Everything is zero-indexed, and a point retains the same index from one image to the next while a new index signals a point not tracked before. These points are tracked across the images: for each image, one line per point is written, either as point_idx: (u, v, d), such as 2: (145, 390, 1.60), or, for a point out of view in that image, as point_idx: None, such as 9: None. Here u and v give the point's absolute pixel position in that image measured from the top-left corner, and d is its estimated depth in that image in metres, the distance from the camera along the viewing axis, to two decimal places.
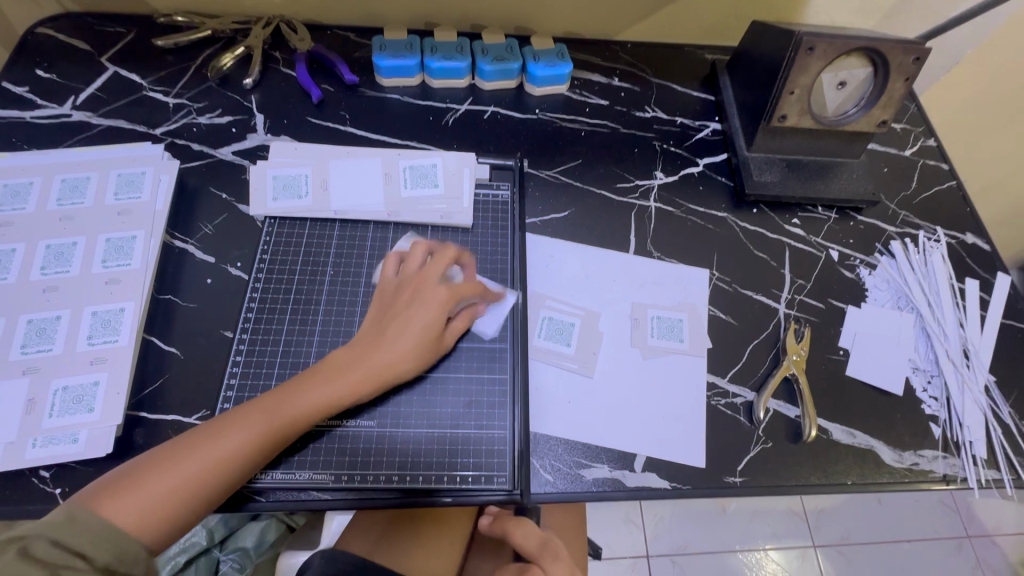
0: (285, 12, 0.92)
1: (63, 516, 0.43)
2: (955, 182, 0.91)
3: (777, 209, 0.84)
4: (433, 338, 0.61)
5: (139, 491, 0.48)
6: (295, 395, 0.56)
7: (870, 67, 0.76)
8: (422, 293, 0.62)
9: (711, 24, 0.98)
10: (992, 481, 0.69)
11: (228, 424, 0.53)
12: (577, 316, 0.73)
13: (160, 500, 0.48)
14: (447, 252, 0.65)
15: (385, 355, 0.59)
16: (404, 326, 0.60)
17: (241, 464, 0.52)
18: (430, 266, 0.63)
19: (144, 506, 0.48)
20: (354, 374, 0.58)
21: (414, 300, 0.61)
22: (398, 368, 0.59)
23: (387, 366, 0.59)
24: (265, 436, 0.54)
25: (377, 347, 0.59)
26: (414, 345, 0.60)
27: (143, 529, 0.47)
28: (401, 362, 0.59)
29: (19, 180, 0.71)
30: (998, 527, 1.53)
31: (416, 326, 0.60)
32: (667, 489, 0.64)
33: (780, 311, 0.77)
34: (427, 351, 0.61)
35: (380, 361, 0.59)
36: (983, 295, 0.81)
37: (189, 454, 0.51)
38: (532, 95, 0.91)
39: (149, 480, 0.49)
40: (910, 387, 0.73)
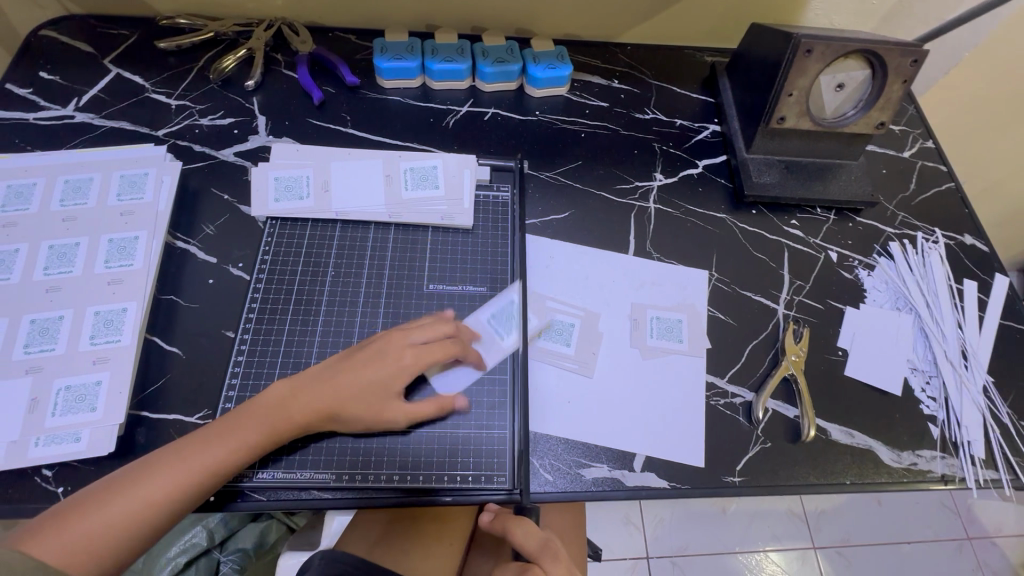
0: (287, 14, 0.93)
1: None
2: (953, 183, 0.91)
3: (776, 211, 0.85)
4: (383, 395, 0.59)
5: (72, 528, 0.49)
6: (234, 432, 0.56)
7: (868, 69, 0.76)
8: (386, 349, 0.61)
9: (710, 26, 0.99)
10: (990, 480, 0.69)
11: (167, 457, 0.54)
12: (577, 317, 0.73)
13: (91, 536, 0.50)
14: (441, 325, 0.64)
15: (326, 400, 0.58)
16: (354, 374, 0.59)
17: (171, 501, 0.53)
18: (415, 334, 0.62)
19: (74, 543, 0.49)
20: (292, 416, 0.57)
21: (374, 351, 0.61)
22: (337, 414, 0.58)
23: (327, 409, 0.58)
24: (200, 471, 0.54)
25: (321, 389, 0.58)
26: (358, 395, 0.58)
27: (72, 565, 0.49)
28: (341, 409, 0.58)
29: (22, 181, 0.71)
30: (998, 529, 1.53)
31: (365, 379, 0.59)
32: (666, 488, 0.65)
33: (779, 311, 0.77)
34: (370, 407, 0.59)
35: (319, 404, 0.58)
36: (981, 296, 0.81)
37: (126, 487, 0.52)
38: (532, 97, 0.91)
39: (85, 514, 0.50)
40: (909, 387, 0.73)
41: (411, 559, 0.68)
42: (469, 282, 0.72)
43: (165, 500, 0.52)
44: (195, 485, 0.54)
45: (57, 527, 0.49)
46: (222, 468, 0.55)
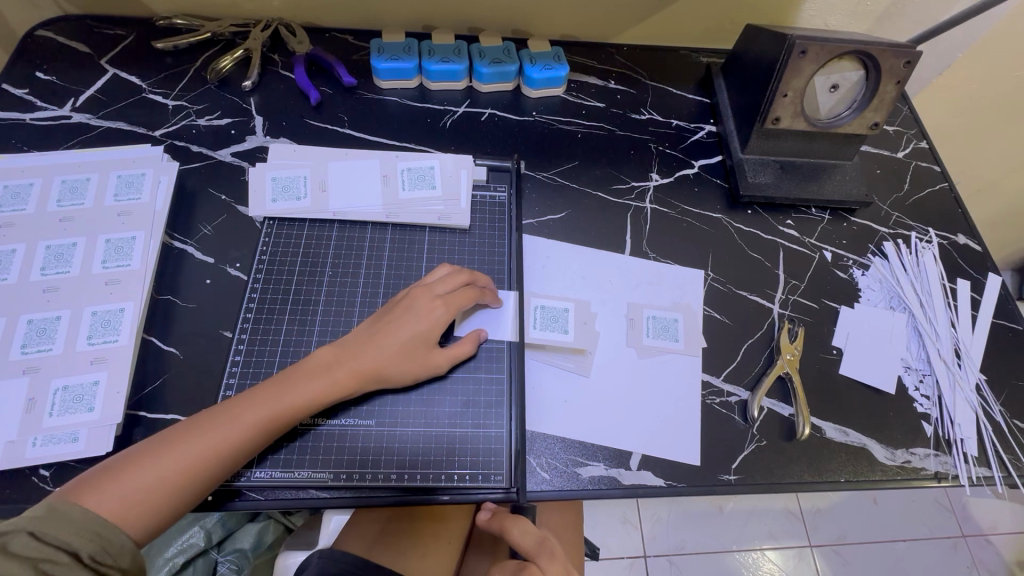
0: (284, 15, 0.93)
1: (45, 508, 0.45)
2: (947, 183, 0.92)
3: (771, 211, 0.85)
4: (422, 347, 0.62)
5: (125, 483, 0.50)
6: (280, 391, 0.58)
7: (862, 70, 0.77)
8: (418, 306, 0.64)
9: (706, 27, 0.99)
10: (983, 478, 0.70)
11: (214, 418, 0.55)
12: (569, 303, 0.74)
13: (145, 490, 0.50)
14: (460, 275, 0.67)
15: (369, 360, 0.61)
16: (392, 334, 0.62)
17: (221, 457, 0.54)
18: (436, 283, 0.66)
19: (128, 497, 0.50)
20: (338, 376, 0.60)
21: (408, 310, 0.63)
22: (381, 372, 0.61)
23: (372, 369, 0.61)
24: (250, 428, 0.55)
25: (363, 349, 0.61)
26: (400, 353, 0.62)
27: (127, 519, 0.49)
28: (385, 367, 0.61)
29: (19, 181, 0.71)
30: (993, 527, 1.54)
31: (405, 335, 0.62)
32: (662, 486, 0.65)
33: (774, 310, 0.78)
34: (413, 360, 0.62)
35: (363, 364, 0.61)
36: (974, 296, 0.82)
37: (177, 443, 0.53)
38: (529, 98, 0.91)
39: (136, 469, 0.51)
40: (903, 386, 0.74)
41: (408, 558, 0.68)
42: None
43: (216, 455, 0.54)
44: (246, 441, 0.55)
45: (109, 482, 0.50)
46: (272, 426, 0.57)
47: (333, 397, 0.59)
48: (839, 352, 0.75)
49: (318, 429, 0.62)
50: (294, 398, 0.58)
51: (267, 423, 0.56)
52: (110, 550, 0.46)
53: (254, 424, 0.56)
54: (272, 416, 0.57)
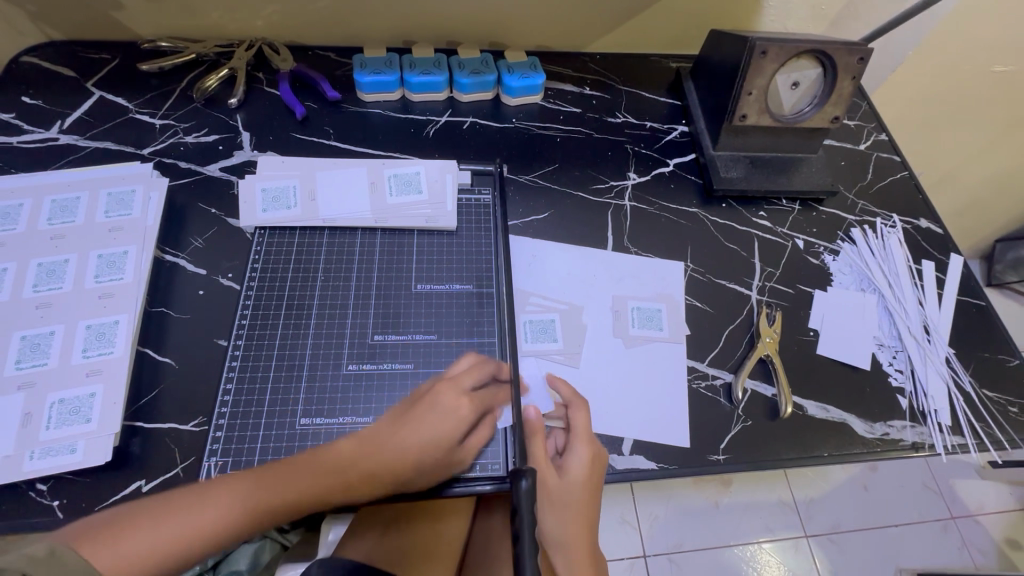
0: (266, 35, 0.96)
1: (45, 551, 0.41)
2: (908, 172, 0.97)
3: (744, 204, 0.89)
4: (445, 447, 0.58)
5: (119, 544, 0.46)
6: (296, 486, 0.53)
7: (820, 68, 0.82)
8: (444, 398, 0.59)
9: (673, 35, 1.04)
10: (958, 446, 0.73)
11: (212, 496, 0.50)
12: (557, 312, 0.76)
13: (141, 560, 0.46)
14: (484, 367, 0.64)
15: (390, 459, 0.56)
16: (419, 432, 0.57)
17: (223, 539, 0.49)
18: (462, 375, 0.63)
19: (119, 563, 0.45)
20: (355, 472, 0.55)
21: (436, 402, 0.59)
22: (400, 474, 0.56)
23: (391, 469, 0.56)
24: (259, 514, 0.51)
25: (384, 445, 0.56)
26: (424, 451, 0.57)
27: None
28: (405, 467, 0.56)
29: (8, 202, 0.72)
30: (980, 507, 1.59)
31: (433, 430, 0.57)
32: (655, 469, 0.67)
33: (753, 297, 0.81)
34: (437, 461, 0.57)
35: (383, 464, 0.55)
36: (938, 275, 0.86)
37: (182, 514, 0.49)
38: (508, 106, 0.95)
39: (134, 534, 0.47)
40: (877, 362, 0.77)
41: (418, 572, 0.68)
42: (456, 281, 0.74)
43: (219, 536, 0.49)
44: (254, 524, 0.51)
45: (108, 539, 0.46)
46: (274, 518, 0.52)
47: (347, 497, 0.54)
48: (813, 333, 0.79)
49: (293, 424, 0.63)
50: (313, 490, 0.54)
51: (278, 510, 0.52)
52: None
53: (266, 511, 0.51)
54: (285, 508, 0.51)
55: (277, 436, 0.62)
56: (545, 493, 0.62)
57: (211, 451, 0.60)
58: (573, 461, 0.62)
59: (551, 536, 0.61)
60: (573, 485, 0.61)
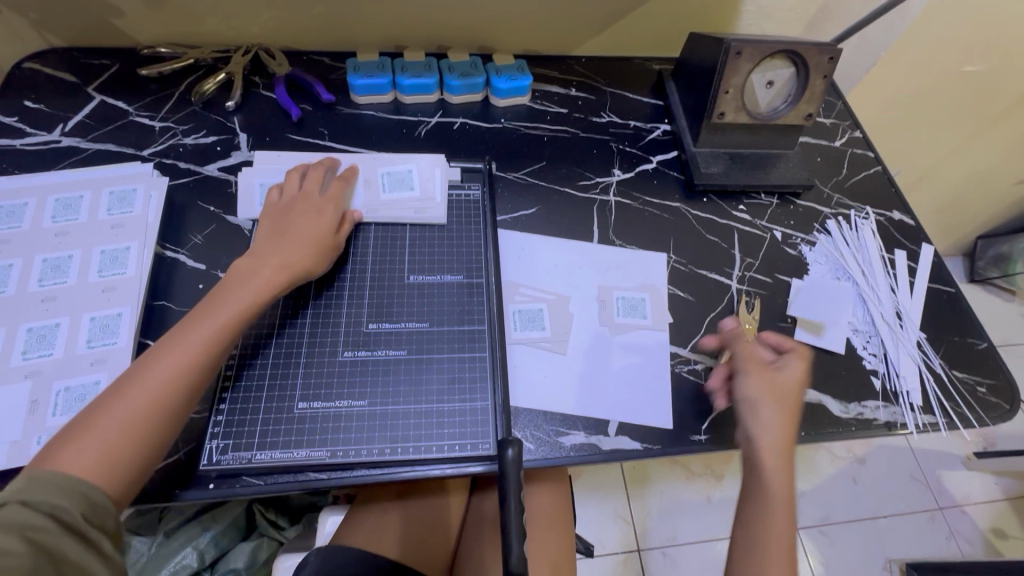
0: (263, 41, 0.99)
1: (27, 480, 0.47)
2: (881, 167, 1.01)
3: (724, 198, 0.93)
4: (325, 236, 0.71)
5: (81, 439, 0.51)
6: (220, 309, 0.61)
7: (792, 67, 0.86)
8: (307, 203, 0.73)
9: (655, 38, 1.08)
10: (929, 424, 0.76)
11: (148, 364, 0.56)
12: (545, 301, 0.79)
13: (119, 434, 0.52)
14: (319, 169, 0.77)
15: (289, 259, 0.67)
16: (297, 233, 0.70)
17: (184, 381, 0.56)
18: (307, 184, 0.75)
19: (103, 446, 0.51)
20: (268, 276, 0.65)
21: (300, 212, 0.72)
22: (300, 263, 0.68)
23: (294, 265, 0.67)
24: (203, 346, 0.58)
25: (273, 251, 0.67)
26: (313, 240, 0.70)
27: (112, 469, 0.51)
28: (307, 261, 0.68)
29: (13, 201, 0.75)
30: (966, 497, 1.62)
31: (308, 233, 0.70)
32: (639, 449, 0.70)
33: (733, 286, 0.84)
34: (324, 243, 0.71)
35: (285, 262, 0.67)
36: (910, 264, 0.90)
37: (132, 387, 0.55)
38: (497, 107, 0.99)
39: (91, 427, 0.52)
40: (852, 346, 0.81)
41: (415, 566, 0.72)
42: (447, 272, 0.77)
43: (177, 381, 0.56)
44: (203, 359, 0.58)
45: (77, 439, 0.51)
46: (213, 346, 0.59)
47: (276, 291, 0.65)
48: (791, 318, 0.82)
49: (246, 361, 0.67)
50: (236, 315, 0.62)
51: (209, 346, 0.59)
52: (95, 515, 0.49)
53: (202, 345, 0.58)
54: (221, 331, 0.60)
55: (275, 419, 0.64)
56: (757, 375, 0.70)
57: (212, 434, 0.63)
58: (789, 364, 0.71)
59: (744, 396, 0.69)
60: (789, 385, 0.70)
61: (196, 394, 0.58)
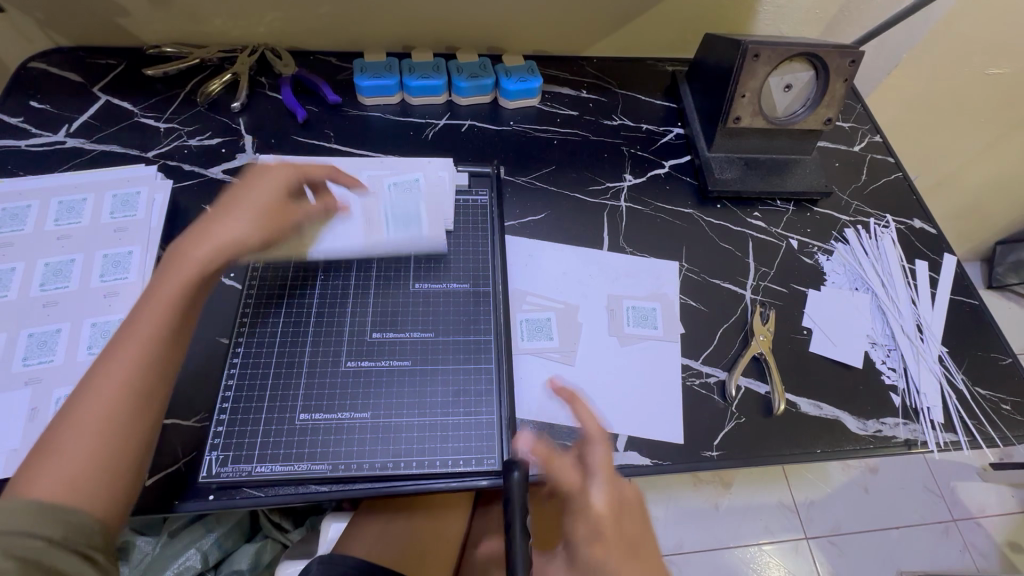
0: (269, 41, 0.98)
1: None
2: (901, 173, 0.98)
3: (739, 204, 0.91)
4: (263, 199, 0.65)
5: (40, 468, 0.48)
6: (152, 302, 0.57)
7: (813, 70, 0.84)
8: (238, 181, 0.67)
9: (669, 39, 1.06)
10: (950, 443, 0.73)
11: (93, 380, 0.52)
12: (553, 309, 0.77)
13: (73, 456, 0.48)
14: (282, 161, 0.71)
15: (219, 235, 0.61)
16: (225, 209, 0.63)
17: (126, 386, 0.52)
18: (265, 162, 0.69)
19: (59, 471, 0.47)
20: (200, 253, 0.60)
21: (242, 186, 0.65)
22: (239, 234, 0.62)
23: (223, 241, 0.61)
24: (137, 345, 0.54)
25: (202, 237, 0.61)
26: (246, 212, 0.63)
27: (72, 493, 0.47)
28: (240, 232, 0.62)
29: (16, 204, 0.74)
30: (981, 509, 1.58)
31: (248, 203, 0.64)
32: (648, 465, 0.68)
33: (746, 296, 0.82)
34: (261, 210, 0.64)
35: (214, 239, 0.61)
36: (932, 275, 0.87)
37: (76, 408, 0.50)
38: (506, 109, 0.97)
39: (50, 453, 0.48)
40: (870, 360, 0.78)
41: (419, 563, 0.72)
42: (452, 279, 0.76)
43: (118, 389, 0.52)
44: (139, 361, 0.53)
45: (37, 466, 0.48)
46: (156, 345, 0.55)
47: (218, 265, 0.60)
48: (825, 344, 0.78)
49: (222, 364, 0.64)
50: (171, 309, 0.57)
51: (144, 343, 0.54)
52: (79, 533, 0.46)
53: (135, 344, 0.54)
54: (162, 324, 0.56)
55: (276, 430, 0.63)
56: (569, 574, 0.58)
57: (212, 445, 0.62)
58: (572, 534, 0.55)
59: None
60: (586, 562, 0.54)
61: (150, 398, 0.53)
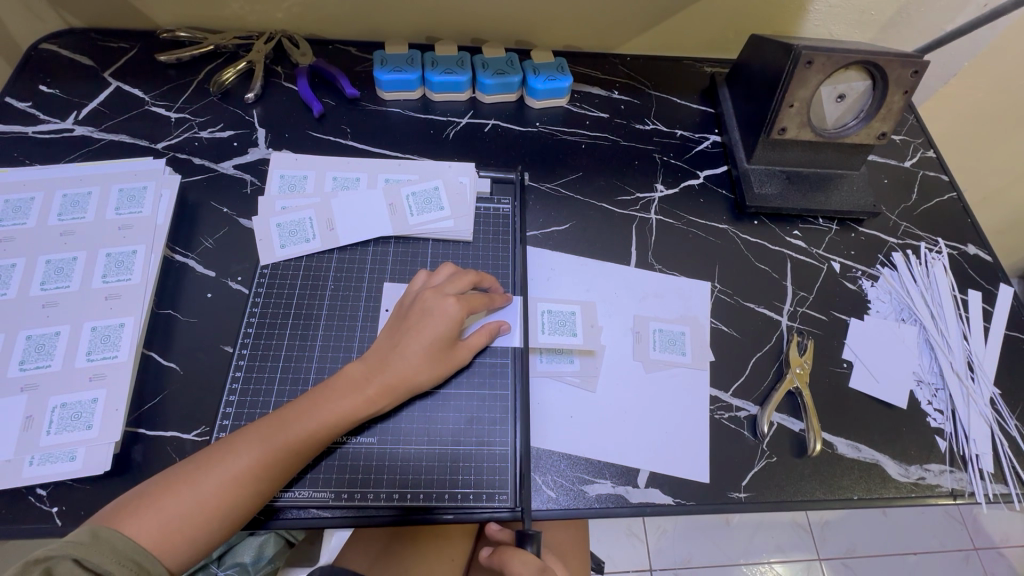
0: (286, 27, 0.93)
1: (89, 535, 0.46)
2: (956, 193, 0.91)
3: (778, 221, 0.84)
4: (445, 351, 0.62)
5: (157, 510, 0.49)
6: (320, 403, 0.57)
7: (869, 80, 0.76)
8: (433, 305, 0.62)
9: (709, 38, 0.99)
10: (1000, 495, 0.68)
11: (242, 442, 0.54)
12: (576, 306, 0.74)
13: (184, 515, 0.50)
14: (466, 275, 0.66)
15: (398, 372, 0.59)
16: (424, 337, 0.60)
17: (257, 480, 0.53)
18: (445, 283, 0.64)
19: (165, 526, 0.49)
20: (391, 374, 0.59)
21: (424, 313, 0.62)
22: (411, 380, 0.60)
23: (400, 382, 0.60)
24: (281, 450, 0.54)
25: (389, 360, 0.60)
26: (428, 356, 0.61)
27: (165, 548, 0.49)
28: (414, 377, 0.60)
29: (20, 195, 0.71)
30: (1005, 539, 1.51)
31: (430, 342, 0.60)
32: (670, 504, 0.64)
33: (783, 323, 0.76)
34: (439, 360, 0.61)
35: (392, 377, 0.59)
36: (986, 307, 0.81)
37: (211, 471, 0.52)
38: (533, 109, 0.91)
39: (174, 495, 0.50)
40: (915, 400, 0.72)
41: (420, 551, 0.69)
42: None
43: (251, 479, 0.53)
44: (281, 465, 0.54)
45: (156, 504, 0.50)
46: (306, 447, 0.56)
47: (380, 405, 0.59)
48: (872, 383, 0.72)
49: (341, 447, 0.61)
50: (330, 418, 0.57)
51: (293, 448, 0.55)
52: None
53: (288, 446, 0.55)
54: (314, 436, 0.56)
55: None
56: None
57: None
58: None
59: None
60: None
61: (268, 492, 0.54)
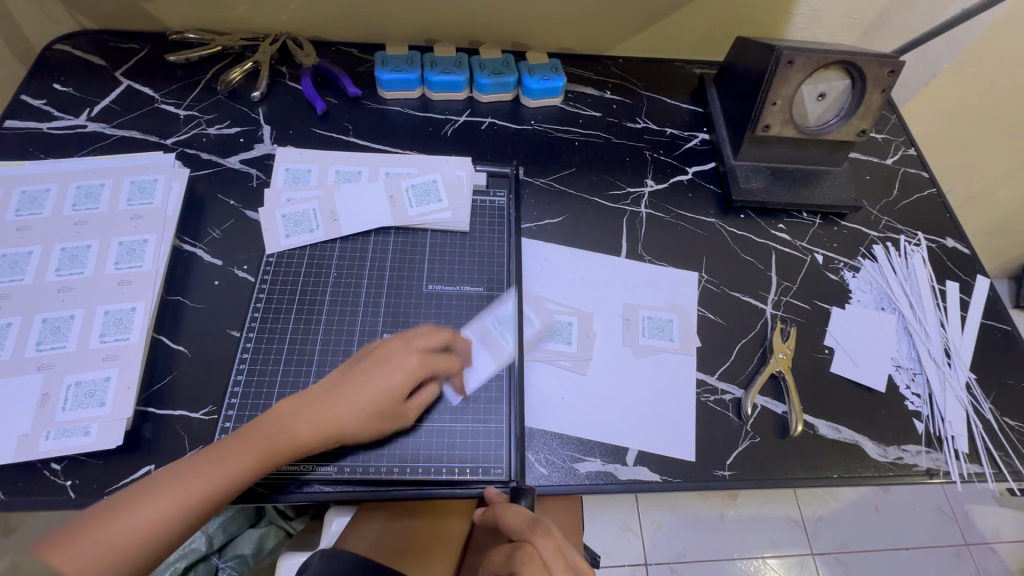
0: (291, 29, 0.97)
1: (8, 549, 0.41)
2: (935, 189, 0.94)
3: (763, 215, 0.88)
4: (395, 404, 0.60)
5: (101, 529, 0.50)
6: (273, 432, 0.57)
7: (848, 80, 0.80)
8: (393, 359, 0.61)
9: (699, 40, 1.02)
10: (975, 474, 0.71)
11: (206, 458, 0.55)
12: (573, 316, 0.76)
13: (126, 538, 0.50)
14: (438, 334, 0.66)
15: (346, 414, 0.59)
16: (377, 386, 0.60)
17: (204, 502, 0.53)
18: (413, 339, 0.64)
19: (104, 546, 0.49)
20: (340, 415, 0.59)
21: (382, 364, 0.61)
22: (358, 425, 0.59)
23: (347, 424, 0.59)
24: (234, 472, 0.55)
25: (340, 400, 0.59)
26: (378, 405, 0.59)
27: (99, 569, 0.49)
28: (363, 421, 0.59)
29: (37, 187, 0.74)
30: (996, 535, 1.53)
31: (381, 392, 0.60)
32: (658, 482, 0.67)
33: (767, 311, 0.79)
34: (388, 413, 0.60)
35: (340, 420, 0.58)
36: (963, 297, 0.84)
37: (160, 493, 0.52)
38: (528, 108, 0.95)
39: (119, 516, 0.51)
40: (893, 384, 0.75)
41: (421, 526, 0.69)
42: (467, 283, 0.75)
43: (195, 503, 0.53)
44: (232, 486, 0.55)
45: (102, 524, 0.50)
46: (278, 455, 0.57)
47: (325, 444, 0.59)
48: (853, 368, 0.75)
49: None
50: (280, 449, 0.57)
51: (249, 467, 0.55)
52: None
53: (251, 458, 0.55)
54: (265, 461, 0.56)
55: None
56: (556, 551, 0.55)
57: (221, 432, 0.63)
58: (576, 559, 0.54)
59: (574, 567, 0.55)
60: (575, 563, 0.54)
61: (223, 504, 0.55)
